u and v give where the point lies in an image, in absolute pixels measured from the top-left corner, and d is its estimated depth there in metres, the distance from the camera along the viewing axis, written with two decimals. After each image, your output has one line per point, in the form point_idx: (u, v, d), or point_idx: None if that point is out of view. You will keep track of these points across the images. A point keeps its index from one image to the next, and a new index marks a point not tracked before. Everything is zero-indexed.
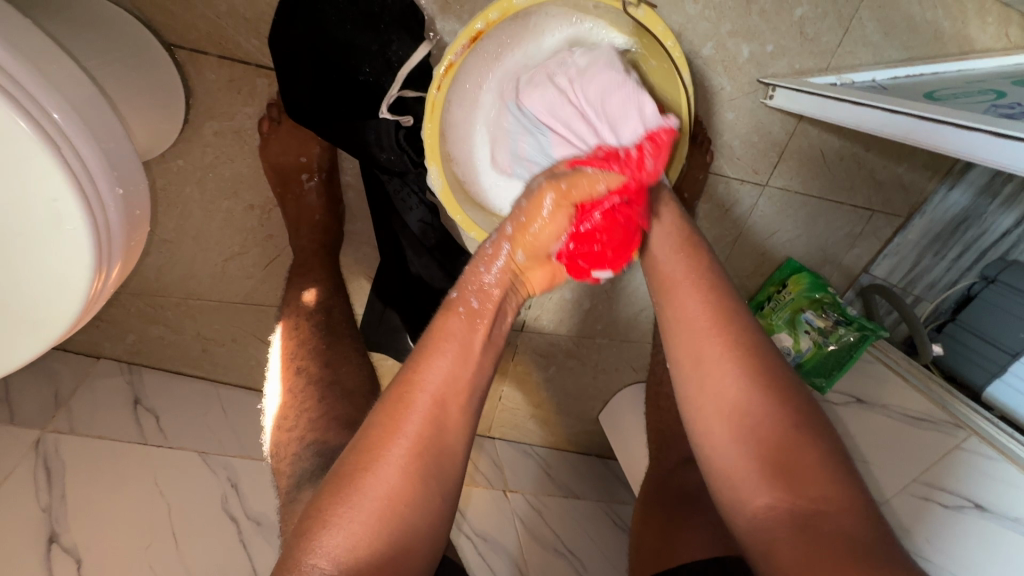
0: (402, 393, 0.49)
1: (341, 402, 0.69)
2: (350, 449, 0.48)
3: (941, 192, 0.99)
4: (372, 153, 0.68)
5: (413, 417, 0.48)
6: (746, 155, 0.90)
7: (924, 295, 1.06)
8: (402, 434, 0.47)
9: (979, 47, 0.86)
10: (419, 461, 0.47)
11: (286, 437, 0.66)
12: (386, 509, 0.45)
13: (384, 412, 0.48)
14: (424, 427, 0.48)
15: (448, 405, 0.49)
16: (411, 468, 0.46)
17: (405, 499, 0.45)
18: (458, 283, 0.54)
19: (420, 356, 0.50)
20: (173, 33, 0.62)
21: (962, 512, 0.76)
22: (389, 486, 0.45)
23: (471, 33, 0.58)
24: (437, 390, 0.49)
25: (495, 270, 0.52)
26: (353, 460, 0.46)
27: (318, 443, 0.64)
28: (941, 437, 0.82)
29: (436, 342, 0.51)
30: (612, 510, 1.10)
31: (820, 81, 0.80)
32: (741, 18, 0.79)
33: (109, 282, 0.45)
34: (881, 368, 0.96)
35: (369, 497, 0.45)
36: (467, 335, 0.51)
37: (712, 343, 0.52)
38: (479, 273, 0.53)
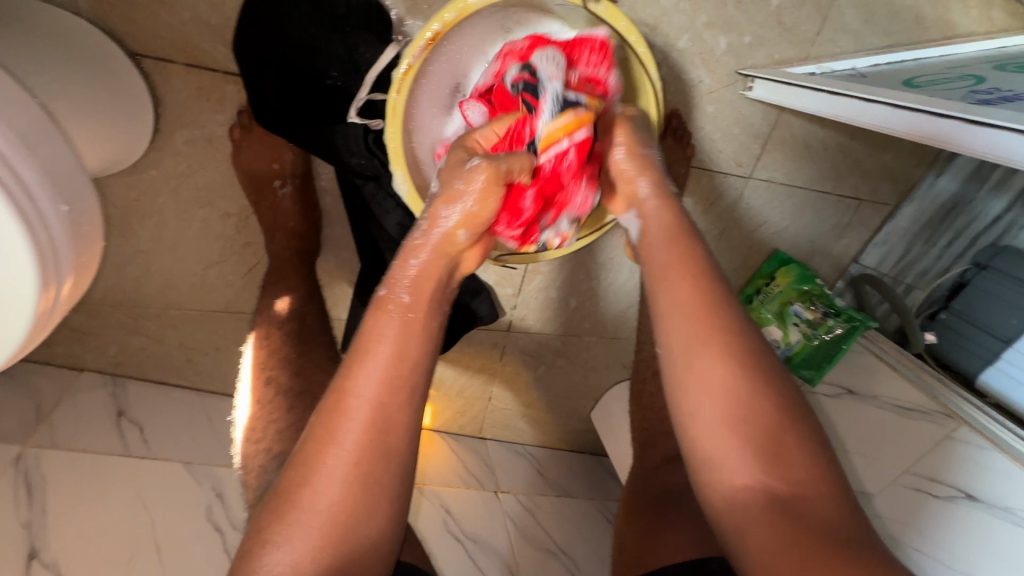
0: (335, 400, 0.48)
1: (310, 410, 0.68)
2: (291, 461, 0.47)
3: (929, 179, 0.99)
4: (342, 158, 0.68)
5: (351, 423, 0.47)
6: (729, 148, 0.89)
7: (916, 284, 1.03)
8: (341, 442, 0.46)
9: (962, 31, 0.84)
10: (360, 471, 0.45)
11: (253, 449, 0.65)
12: (329, 523, 0.44)
13: (321, 419, 0.47)
14: (361, 436, 0.46)
15: (386, 407, 0.48)
16: (352, 478, 0.45)
17: (346, 512, 0.44)
18: (386, 282, 0.53)
19: (355, 357, 0.49)
20: (137, 43, 0.62)
21: (954, 502, 0.75)
22: (331, 500, 0.44)
23: (428, 35, 0.58)
24: (373, 394, 0.48)
25: (418, 253, 0.54)
26: (293, 472, 0.46)
27: (282, 454, 0.63)
28: (930, 427, 0.82)
29: (365, 345, 0.49)
30: (605, 508, 1.10)
31: (798, 71, 0.79)
32: (717, 9, 0.78)
33: (62, 299, 0.44)
34: (870, 359, 0.94)
35: (308, 512, 0.44)
36: (400, 334, 0.50)
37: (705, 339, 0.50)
38: (408, 264, 0.54)
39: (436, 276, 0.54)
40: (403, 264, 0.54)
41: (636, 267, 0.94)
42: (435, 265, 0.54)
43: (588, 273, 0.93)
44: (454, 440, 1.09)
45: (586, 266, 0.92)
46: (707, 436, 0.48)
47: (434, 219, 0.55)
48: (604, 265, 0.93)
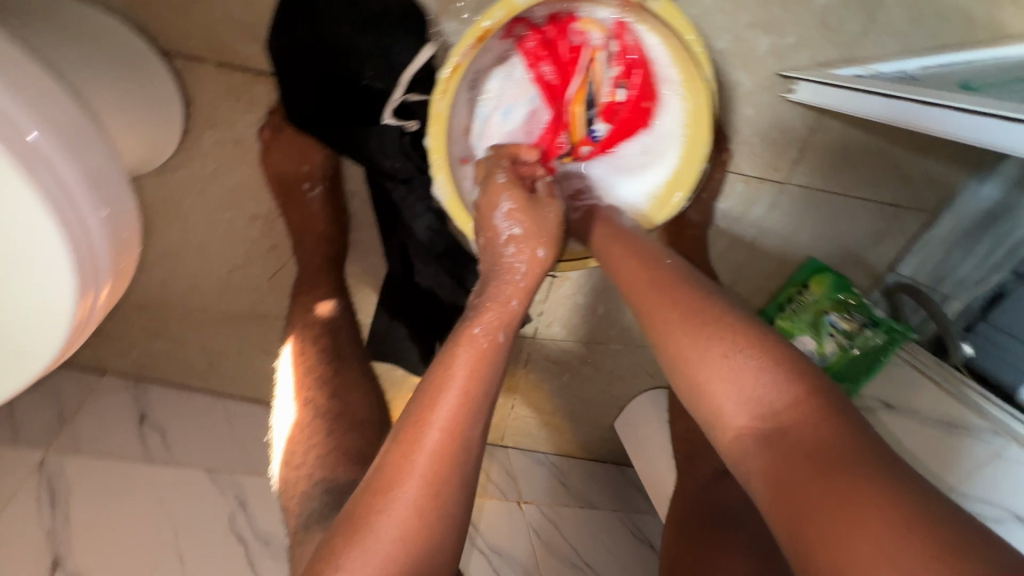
0: (413, 429, 0.44)
1: (347, 434, 0.65)
2: (363, 489, 0.43)
3: (971, 185, 0.95)
4: (377, 161, 0.66)
5: (427, 456, 0.43)
6: (765, 152, 0.87)
7: (953, 293, 1.00)
8: (416, 473, 0.43)
9: (1014, 32, 0.81)
10: (434, 504, 0.42)
11: (293, 475, 0.61)
12: (401, 552, 0.40)
13: (394, 448, 0.44)
14: (438, 467, 0.43)
15: (463, 442, 0.45)
16: (424, 511, 0.42)
17: (420, 547, 0.41)
18: (477, 320, 0.52)
19: (433, 389, 0.46)
20: (169, 42, 0.60)
21: (999, 523, 0.74)
22: (403, 527, 0.41)
23: (477, 33, 0.55)
24: (453, 429, 0.45)
25: (515, 292, 0.55)
26: (365, 501, 0.42)
27: (325, 480, 0.59)
28: (975, 444, 0.79)
29: (449, 377, 0.47)
30: (629, 520, 1.07)
31: (844, 73, 0.76)
32: (759, 8, 0.75)
33: (98, 306, 0.43)
34: (909, 372, 0.89)
35: (383, 540, 0.40)
36: (485, 373, 0.48)
37: (711, 368, 0.47)
38: (506, 304, 0.54)
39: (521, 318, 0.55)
40: (495, 302, 0.54)
41: None
42: (525, 310, 0.56)
43: (617, 279, 0.91)
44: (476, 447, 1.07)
45: (615, 272, 0.90)
46: (718, 431, 0.46)
47: (513, 264, 0.57)
48: None
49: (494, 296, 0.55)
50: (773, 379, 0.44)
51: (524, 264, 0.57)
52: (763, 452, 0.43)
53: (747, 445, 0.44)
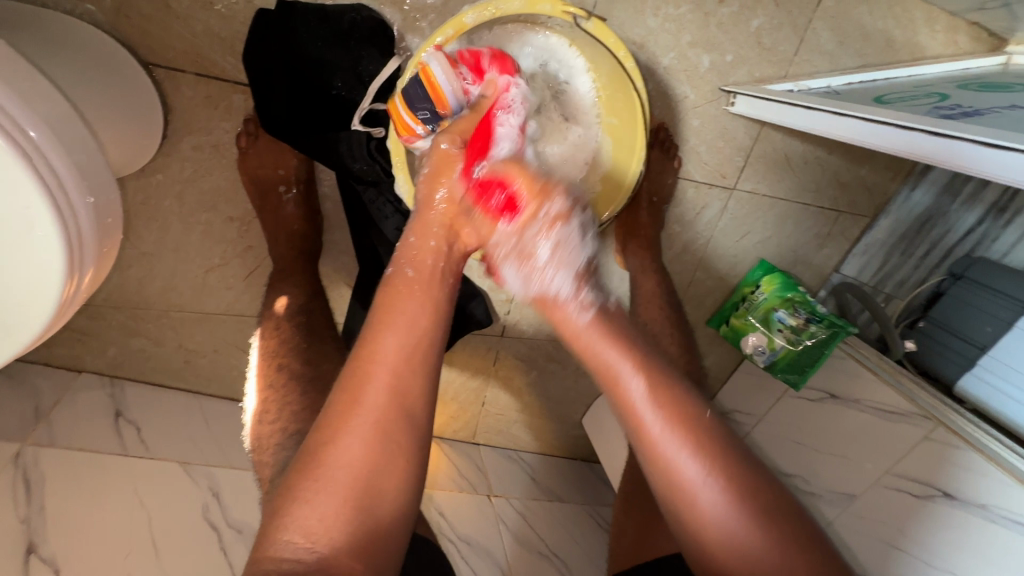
0: (354, 372, 0.51)
1: (322, 395, 0.69)
2: (315, 429, 0.49)
3: (904, 192, 1.03)
4: (345, 164, 0.71)
5: (368, 392, 0.49)
6: (712, 160, 0.94)
7: (894, 293, 1.08)
8: (361, 407, 0.49)
9: (929, 53, 0.90)
10: (382, 433, 0.48)
11: (268, 429, 0.65)
12: (352, 479, 0.46)
13: (339, 391, 0.50)
14: (380, 399, 0.49)
15: (398, 374, 0.51)
16: (373, 439, 0.48)
17: (370, 473, 0.47)
18: (395, 260, 0.58)
19: (370, 334, 0.52)
20: (150, 53, 0.65)
21: (933, 501, 0.78)
22: (354, 456, 0.47)
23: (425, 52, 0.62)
24: (388, 363, 0.51)
25: (433, 232, 0.59)
26: (316, 438, 0.48)
27: (298, 432, 0.63)
28: (909, 428, 0.84)
29: (385, 317, 0.53)
30: (596, 513, 1.11)
31: (777, 88, 0.84)
32: (700, 29, 0.83)
33: (82, 287, 0.47)
34: (852, 364, 0.96)
35: (333, 467, 0.47)
36: (415, 308, 0.54)
37: (654, 424, 0.53)
38: (423, 243, 0.58)
39: (454, 256, 0.59)
40: (418, 241, 0.58)
41: (625, 274, 1.00)
42: (451, 248, 0.59)
43: None
44: (449, 445, 1.10)
45: None
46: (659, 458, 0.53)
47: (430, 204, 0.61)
48: None
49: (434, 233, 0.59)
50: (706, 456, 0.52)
51: (443, 207, 0.60)
52: (719, 531, 0.51)
53: (695, 488, 0.51)
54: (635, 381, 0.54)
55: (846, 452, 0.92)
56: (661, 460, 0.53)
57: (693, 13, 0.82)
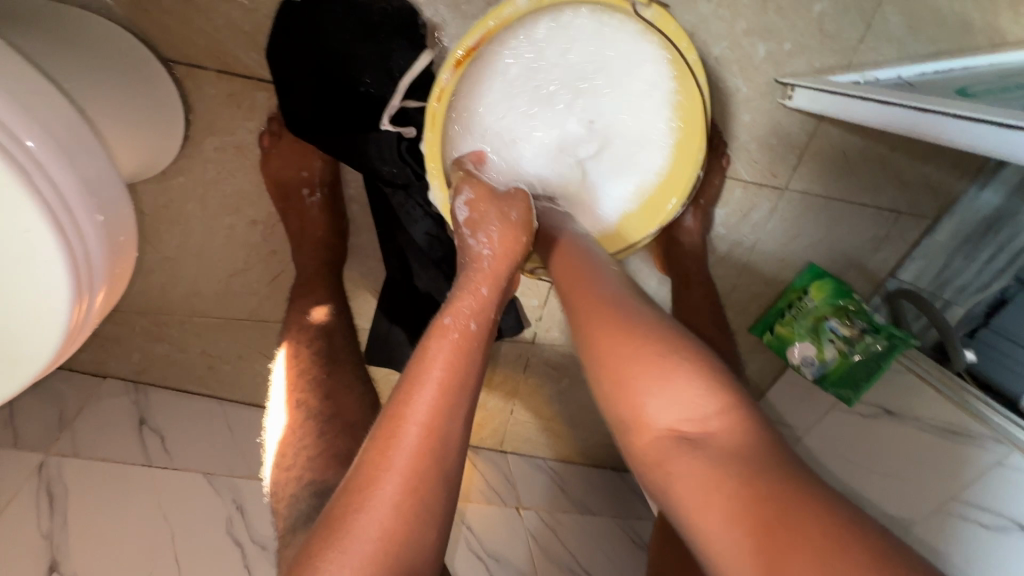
0: (390, 426, 0.44)
1: (340, 436, 0.66)
2: (343, 488, 0.43)
3: (972, 191, 0.95)
4: (374, 166, 0.66)
5: (404, 453, 0.43)
6: (763, 158, 0.87)
7: (954, 299, 0.97)
8: (394, 470, 0.43)
9: (1012, 38, 0.81)
10: (417, 498, 0.42)
11: (284, 475, 0.63)
12: (382, 551, 0.40)
13: (373, 447, 0.44)
14: (415, 461, 0.43)
15: (442, 434, 0.45)
16: (405, 506, 0.42)
17: (402, 546, 0.41)
18: (447, 308, 0.52)
19: (409, 385, 0.46)
20: (171, 50, 0.61)
21: (1004, 533, 0.72)
22: (383, 525, 0.41)
23: (459, 53, 0.59)
24: (429, 422, 0.45)
25: (484, 280, 0.56)
26: (344, 501, 0.42)
27: (315, 483, 0.61)
28: (976, 452, 0.77)
29: (426, 370, 0.47)
30: (629, 526, 1.06)
31: (841, 80, 0.76)
32: (756, 16, 0.76)
33: (92, 312, 0.44)
34: (910, 378, 0.88)
35: (362, 538, 0.40)
36: (459, 362, 0.48)
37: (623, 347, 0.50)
38: (474, 292, 0.54)
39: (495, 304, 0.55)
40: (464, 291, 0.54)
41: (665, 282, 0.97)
42: (496, 295, 0.56)
43: None
44: (477, 454, 1.07)
45: None
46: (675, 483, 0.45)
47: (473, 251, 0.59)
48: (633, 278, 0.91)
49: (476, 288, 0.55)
50: (703, 400, 0.47)
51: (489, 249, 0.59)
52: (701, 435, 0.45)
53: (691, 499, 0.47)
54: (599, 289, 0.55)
55: (905, 475, 0.84)
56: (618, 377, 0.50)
57: None
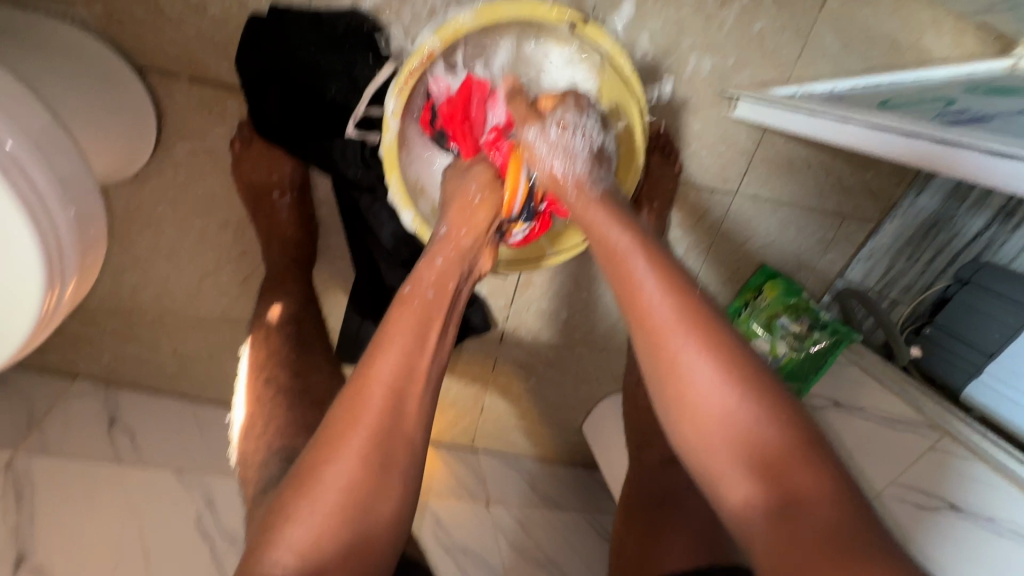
0: (354, 390, 0.50)
1: (310, 409, 0.68)
2: (311, 445, 0.49)
3: (909, 197, 1.00)
4: (339, 169, 0.70)
5: (368, 410, 0.49)
6: (714, 164, 0.93)
7: (900, 299, 1.05)
8: (360, 426, 0.48)
9: (936, 56, 0.88)
10: (379, 450, 0.48)
11: (254, 443, 0.65)
12: (347, 499, 0.46)
13: (339, 409, 0.49)
14: (376, 420, 0.49)
15: (401, 393, 0.50)
16: (369, 457, 0.48)
17: (364, 492, 0.47)
18: (410, 278, 0.56)
19: (374, 351, 0.52)
20: (143, 58, 0.64)
21: (938, 513, 0.76)
22: (349, 477, 0.47)
23: (410, 68, 0.61)
24: (388, 382, 0.50)
25: (444, 252, 0.58)
26: (313, 456, 0.48)
27: (284, 447, 0.62)
28: (914, 437, 0.82)
29: (390, 335, 0.52)
30: (596, 521, 1.09)
31: (780, 92, 0.82)
32: (702, 33, 0.82)
33: (64, 299, 0.47)
34: (856, 371, 0.95)
35: (329, 490, 0.46)
36: (419, 328, 0.53)
37: (658, 311, 0.53)
38: (433, 261, 0.58)
39: (457, 274, 0.58)
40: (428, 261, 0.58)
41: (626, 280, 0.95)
42: (459, 267, 0.59)
43: (580, 285, 0.96)
44: (447, 452, 1.09)
45: (577, 278, 0.95)
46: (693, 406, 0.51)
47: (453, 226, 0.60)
48: (595, 279, 0.95)
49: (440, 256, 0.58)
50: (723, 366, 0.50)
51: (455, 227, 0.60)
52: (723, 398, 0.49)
53: (730, 466, 0.49)
54: (640, 263, 0.55)
55: (845, 461, 0.89)
56: (655, 346, 0.52)
57: (694, 16, 0.81)
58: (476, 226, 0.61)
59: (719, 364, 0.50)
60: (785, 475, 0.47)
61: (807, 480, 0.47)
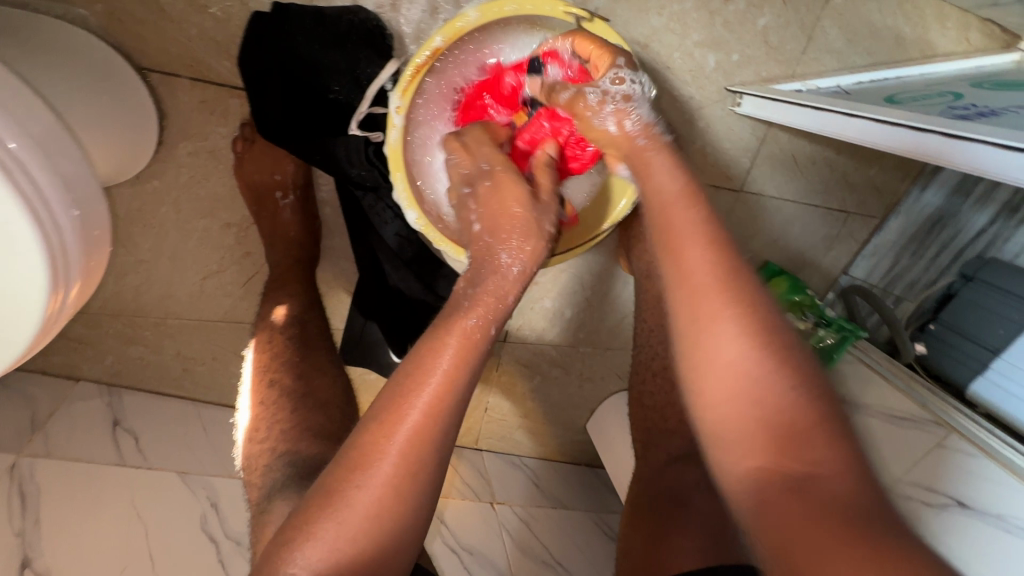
0: (392, 413, 0.47)
1: (313, 412, 0.68)
2: (335, 463, 0.47)
3: (914, 192, 1.00)
4: (343, 170, 0.70)
5: (404, 435, 0.47)
6: (718, 161, 0.92)
7: (904, 295, 1.06)
8: (392, 452, 0.46)
9: (942, 50, 0.88)
10: (412, 476, 0.47)
11: (258, 448, 0.64)
12: (369, 520, 0.45)
13: (370, 430, 0.47)
14: (410, 445, 0.47)
15: (444, 424, 0.48)
16: (399, 482, 0.46)
17: (388, 514, 0.46)
18: (477, 310, 0.53)
19: (418, 374, 0.49)
20: (144, 58, 0.64)
21: (945, 510, 0.74)
22: (376, 501, 0.45)
23: (416, 65, 0.62)
24: (435, 413, 0.48)
25: (506, 287, 0.57)
26: (338, 475, 0.46)
27: (288, 453, 0.63)
28: (921, 435, 0.80)
29: (434, 363, 0.49)
30: (601, 519, 1.09)
31: (785, 88, 0.82)
32: (706, 29, 0.81)
33: (68, 303, 0.47)
34: (864, 368, 0.92)
35: (352, 509, 0.45)
36: (471, 361, 0.50)
37: (693, 260, 0.50)
38: (496, 296, 0.55)
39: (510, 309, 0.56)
40: (486, 294, 0.55)
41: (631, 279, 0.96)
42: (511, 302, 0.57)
43: (584, 283, 0.95)
44: (451, 451, 1.09)
45: (581, 277, 0.94)
46: (714, 354, 0.46)
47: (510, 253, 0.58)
48: (599, 277, 0.95)
49: (488, 287, 0.56)
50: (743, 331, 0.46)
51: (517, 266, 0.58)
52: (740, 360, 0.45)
53: (735, 430, 0.44)
54: (694, 239, 0.51)
55: None
56: (691, 302, 0.48)
57: (698, 12, 0.80)
58: (529, 262, 0.59)
59: (743, 330, 0.46)
60: (792, 451, 0.41)
61: (819, 455, 0.41)
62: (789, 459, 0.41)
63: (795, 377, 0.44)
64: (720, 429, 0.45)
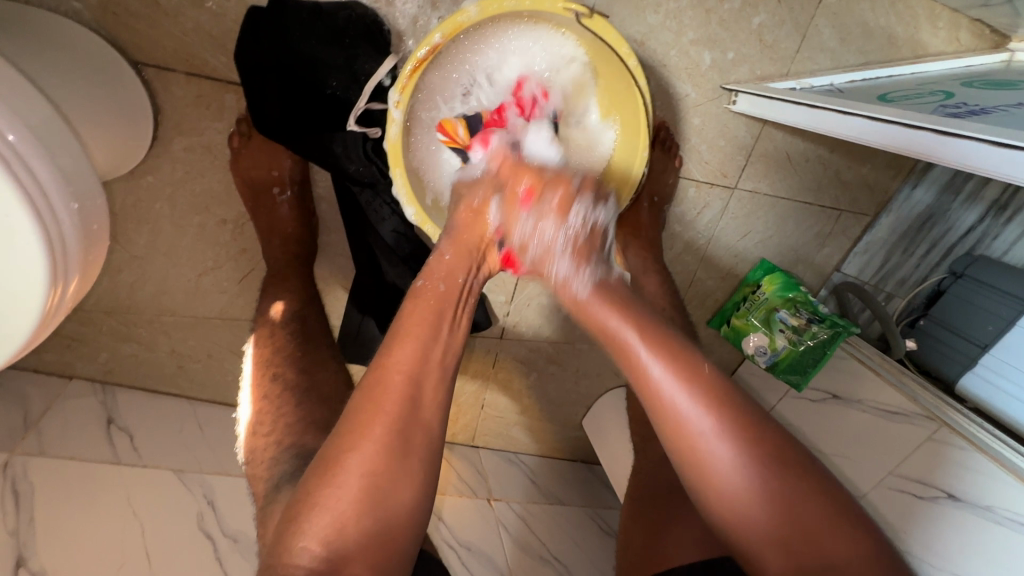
0: (375, 378, 0.50)
1: (318, 405, 0.67)
2: (332, 433, 0.49)
3: (905, 190, 1.02)
4: (340, 165, 0.70)
5: (387, 396, 0.49)
6: (713, 159, 0.93)
7: (895, 292, 1.06)
8: (381, 413, 0.48)
9: (932, 50, 0.89)
10: (399, 436, 0.48)
11: (262, 442, 0.64)
12: (369, 483, 0.46)
13: (358, 396, 0.50)
14: (397, 405, 0.49)
15: (419, 382, 0.51)
16: (388, 444, 0.47)
17: (384, 479, 0.47)
18: (424, 272, 0.59)
19: (392, 341, 0.53)
20: (139, 53, 0.63)
21: (936, 502, 0.76)
22: (372, 463, 0.46)
23: (415, 61, 0.61)
24: (407, 370, 0.51)
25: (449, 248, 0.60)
26: (334, 443, 0.48)
27: (292, 446, 0.62)
28: (911, 428, 0.82)
29: (408, 327, 0.53)
30: (598, 515, 1.10)
31: (780, 86, 0.82)
32: (702, 27, 0.82)
33: (67, 297, 0.47)
34: (855, 363, 0.94)
35: (351, 473, 0.46)
36: (435, 320, 0.54)
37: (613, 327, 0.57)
38: (441, 254, 0.60)
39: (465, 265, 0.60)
40: (440, 257, 0.60)
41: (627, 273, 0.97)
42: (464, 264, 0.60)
43: None
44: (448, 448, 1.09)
45: None
46: (718, 506, 0.52)
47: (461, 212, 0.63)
48: None
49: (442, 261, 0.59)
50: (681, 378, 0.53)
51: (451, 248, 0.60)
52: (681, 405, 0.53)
53: (715, 478, 0.52)
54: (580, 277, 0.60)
55: (847, 453, 0.90)
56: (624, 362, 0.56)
57: (694, 10, 0.81)
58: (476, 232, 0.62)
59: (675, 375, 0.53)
60: (733, 473, 0.51)
61: (742, 472, 0.51)
62: (739, 476, 0.51)
63: (718, 409, 0.52)
64: (697, 478, 0.53)
